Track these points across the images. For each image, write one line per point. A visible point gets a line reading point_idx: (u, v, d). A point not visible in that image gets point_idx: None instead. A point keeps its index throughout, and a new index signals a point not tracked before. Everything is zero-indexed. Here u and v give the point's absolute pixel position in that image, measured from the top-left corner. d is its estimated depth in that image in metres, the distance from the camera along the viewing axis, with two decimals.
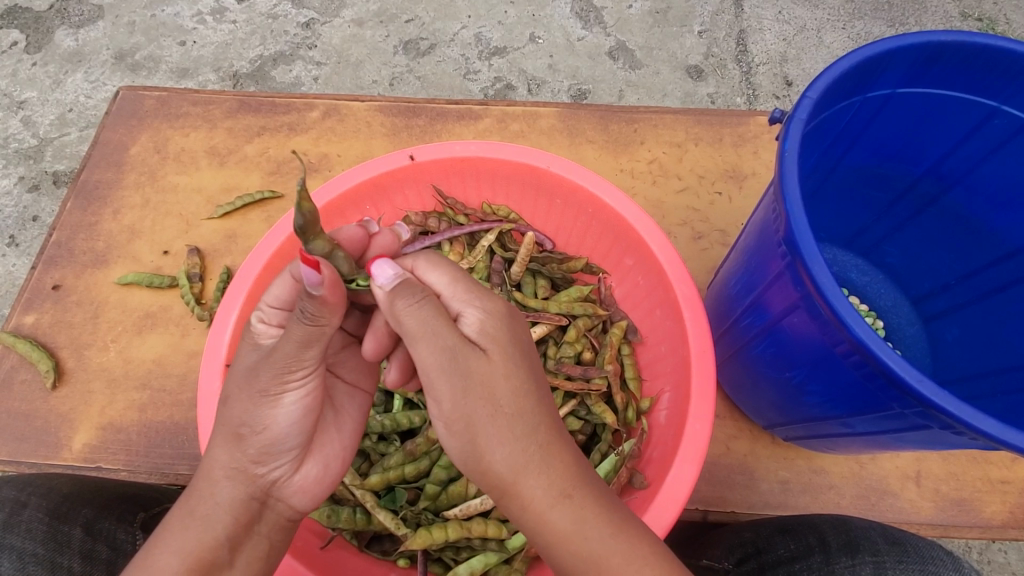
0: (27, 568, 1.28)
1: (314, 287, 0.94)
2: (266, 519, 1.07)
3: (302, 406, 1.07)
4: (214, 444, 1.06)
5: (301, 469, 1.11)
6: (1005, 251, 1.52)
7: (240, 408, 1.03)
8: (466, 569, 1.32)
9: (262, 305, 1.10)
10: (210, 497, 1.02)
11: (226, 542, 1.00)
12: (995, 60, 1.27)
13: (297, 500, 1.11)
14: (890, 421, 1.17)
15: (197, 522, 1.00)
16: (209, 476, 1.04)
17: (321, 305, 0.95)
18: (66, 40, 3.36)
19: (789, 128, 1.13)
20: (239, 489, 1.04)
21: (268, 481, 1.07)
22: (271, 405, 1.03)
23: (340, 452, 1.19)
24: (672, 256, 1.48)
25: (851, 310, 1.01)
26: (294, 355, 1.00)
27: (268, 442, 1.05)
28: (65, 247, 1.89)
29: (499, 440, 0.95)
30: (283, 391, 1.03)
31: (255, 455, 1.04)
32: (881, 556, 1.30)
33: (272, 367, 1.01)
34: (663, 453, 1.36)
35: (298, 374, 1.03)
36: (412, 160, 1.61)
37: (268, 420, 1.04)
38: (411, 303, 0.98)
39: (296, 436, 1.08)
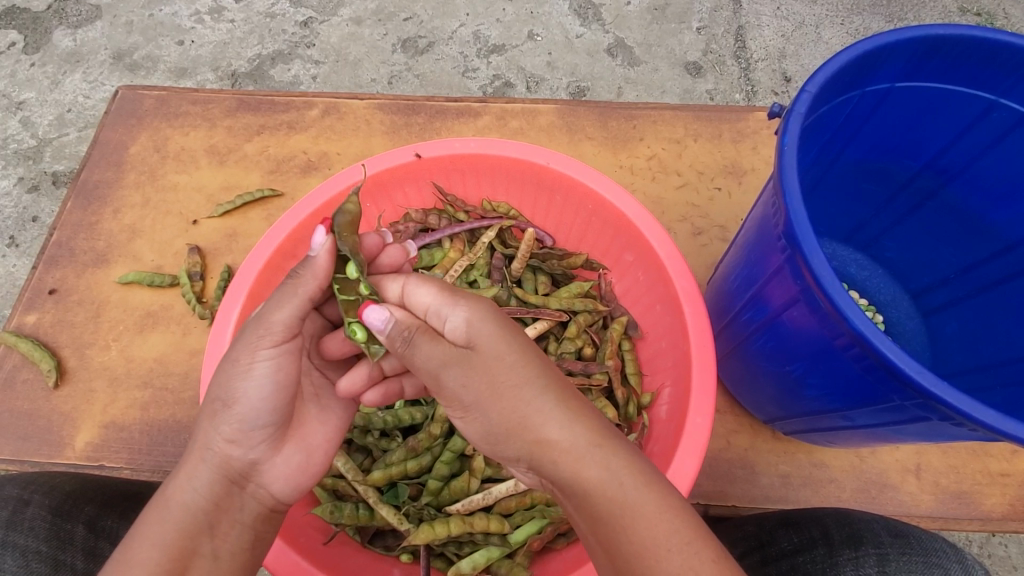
0: (31, 565, 1.29)
1: (316, 249, 1.07)
2: (247, 505, 1.09)
3: (275, 381, 1.07)
4: (199, 427, 1.09)
5: (280, 453, 1.12)
6: (1004, 244, 1.53)
7: (216, 385, 1.07)
8: (469, 563, 1.33)
9: None
10: (188, 479, 1.05)
11: (205, 526, 1.03)
12: (994, 53, 1.28)
13: (277, 485, 1.12)
14: (890, 414, 1.18)
15: (174, 508, 1.02)
16: (190, 457, 1.07)
17: (314, 268, 1.07)
18: (64, 40, 3.36)
19: (788, 121, 1.13)
20: (215, 470, 1.06)
21: (245, 462, 1.08)
22: (242, 376, 1.05)
23: (324, 443, 1.20)
24: (672, 251, 1.48)
25: (850, 303, 1.02)
26: (267, 322, 1.06)
27: (241, 419, 1.06)
28: (66, 247, 1.89)
29: (513, 412, 1.02)
30: (254, 361, 1.05)
31: (233, 435, 1.06)
32: (884, 549, 1.31)
33: (247, 337, 1.06)
34: (664, 448, 1.37)
35: (266, 344, 1.06)
36: (412, 157, 1.62)
37: (241, 393, 1.05)
38: (403, 344, 1.03)
39: (271, 414, 1.08)
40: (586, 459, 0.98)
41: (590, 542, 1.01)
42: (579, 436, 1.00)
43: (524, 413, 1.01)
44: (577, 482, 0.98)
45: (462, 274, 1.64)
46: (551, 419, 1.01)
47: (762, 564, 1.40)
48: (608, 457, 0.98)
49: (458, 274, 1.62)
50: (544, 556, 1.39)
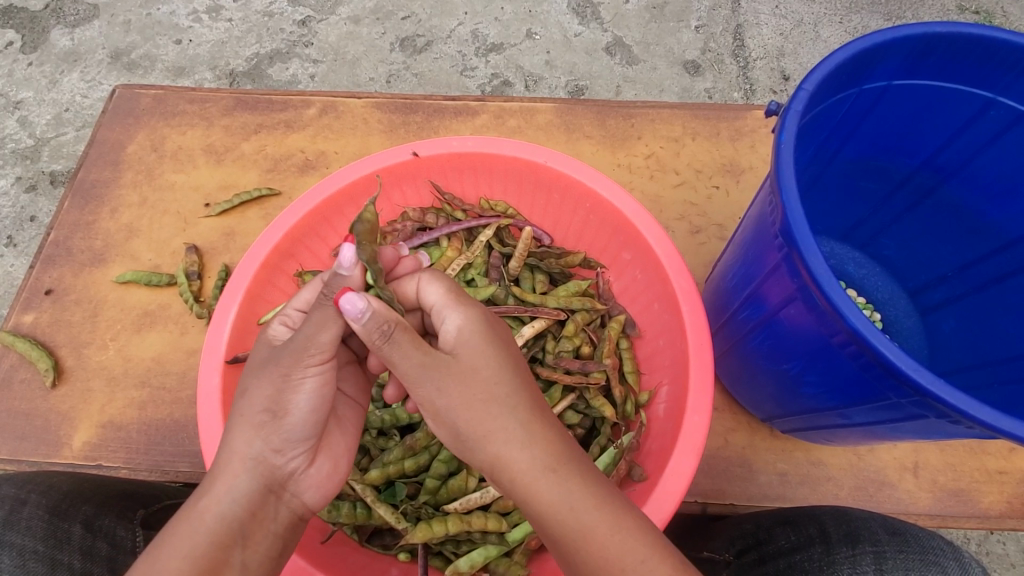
0: (28, 565, 1.29)
1: (344, 267, 1.05)
2: (281, 516, 1.08)
3: (319, 395, 1.08)
4: (232, 437, 1.06)
5: (314, 464, 1.12)
6: (1001, 242, 1.53)
7: (259, 395, 1.05)
8: (467, 561, 1.32)
9: (288, 308, 1.18)
10: (227, 490, 1.02)
11: (240, 536, 1.02)
12: (991, 51, 1.28)
13: (310, 495, 1.12)
14: (888, 412, 1.18)
15: (212, 519, 1.00)
16: (227, 466, 1.04)
17: (346, 285, 1.06)
18: (61, 40, 3.36)
19: (785, 119, 1.13)
20: (255, 483, 1.04)
21: (284, 473, 1.08)
22: (290, 390, 1.05)
23: (349, 451, 1.21)
24: (669, 248, 1.48)
25: (847, 300, 1.02)
26: (315, 338, 1.04)
27: (287, 431, 1.06)
28: (63, 246, 1.89)
29: (483, 423, 1.02)
30: (303, 375, 1.05)
31: (275, 446, 1.05)
32: (881, 547, 1.30)
33: (292, 350, 1.05)
34: (660, 445, 1.38)
35: (315, 359, 1.05)
36: (410, 156, 1.61)
37: (290, 407, 1.06)
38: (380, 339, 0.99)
39: (311, 426, 1.09)
40: (582, 453, 0.99)
41: (567, 541, 1.00)
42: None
43: (520, 411, 1.00)
44: (573, 476, 0.99)
45: (460, 273, 1.64)
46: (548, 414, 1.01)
47: (758, 562, 1.40)
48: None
49: (456, 273, 1.63)
50: (541, 555, 1.39)
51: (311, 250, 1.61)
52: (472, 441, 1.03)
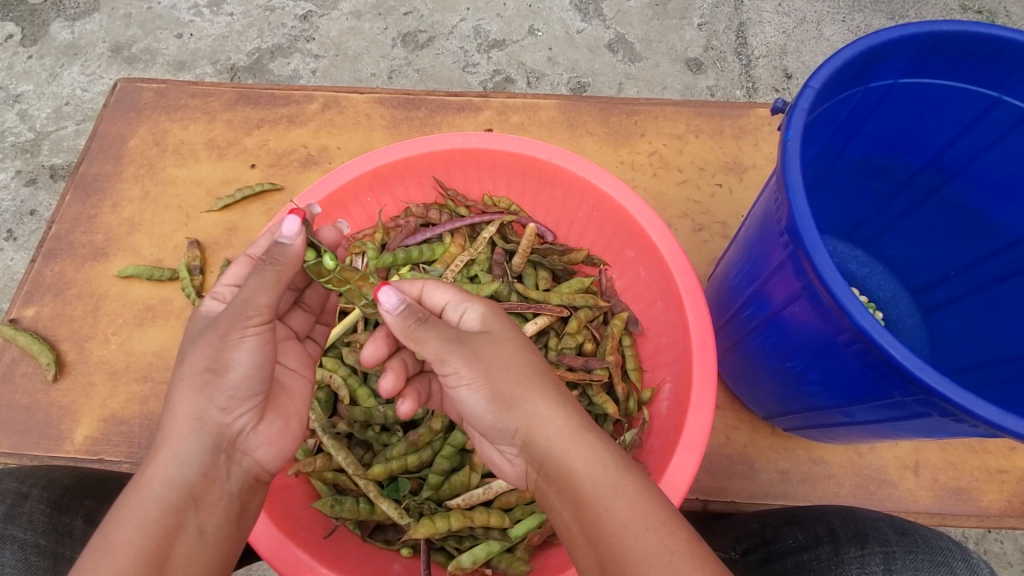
0: (30, 559, 1.30)
1: (287, 237, 1.07)
2: (235, 474, 1.09)
3: (261, 352, 1.09)
4: (176, 399, 1.06)
5: (263, 422, 1.13)
6: (1006, 241, 1.53)
7: (198, 357, 1.06)
8: (469, 557, 1.32)
9: (218, 287, 1.24)
10: (174, 454, 1.03)
11: (191, 499, 1.02)
12: (997, 50, 1.28)
13: (262, 452, 1.13)
14: (891, 410, 1.18)
15: (160, 487, 1.01)
16: (175, 432, 1.05)
17: (286, 253, 1.07)
18: (61, 33, 3.34)
19: (791, 117, 1.13)
20: (204, 442, 1.05)
21: (234, 432, 1.09)
22: (234, 347, 1.06)
23: (297, 410, 1.23)
24: (673, 246, 1.48)
25: (854, 299, 1.02)
26: (255, 300, 1.07)
27: (232, 387, 1.07)
28: (64, 240, 1.89)
29: (515, 387, 1.06)
30: (244, 335, 1.07)
31: (223, 402, 1.07)
32: (890, 546, 1.32)
33: (230, 313, 1.06)
34: (664, 443, 1.37)
35: (254, 321, 1.07)
36: (413, 152, 1.61)
37: (234, 363, 1.06)
38: (417, 325, 1.08)
39: (257, 385, 1.10)
40: (570, 447, 1.02)
41: (570, 531, 1.02)
42: (561, 425, 1.04)
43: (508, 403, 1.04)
44: (562, 466, 1.02)
45: (463, 270, 1.63)
46: (539, 408, 1.05)
47: (765, 561, 1.40)
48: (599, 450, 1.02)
49: (460, 270, 1.62)
50: (543, 550, 1.40)
51: None
52: (504, 407, 1.06)
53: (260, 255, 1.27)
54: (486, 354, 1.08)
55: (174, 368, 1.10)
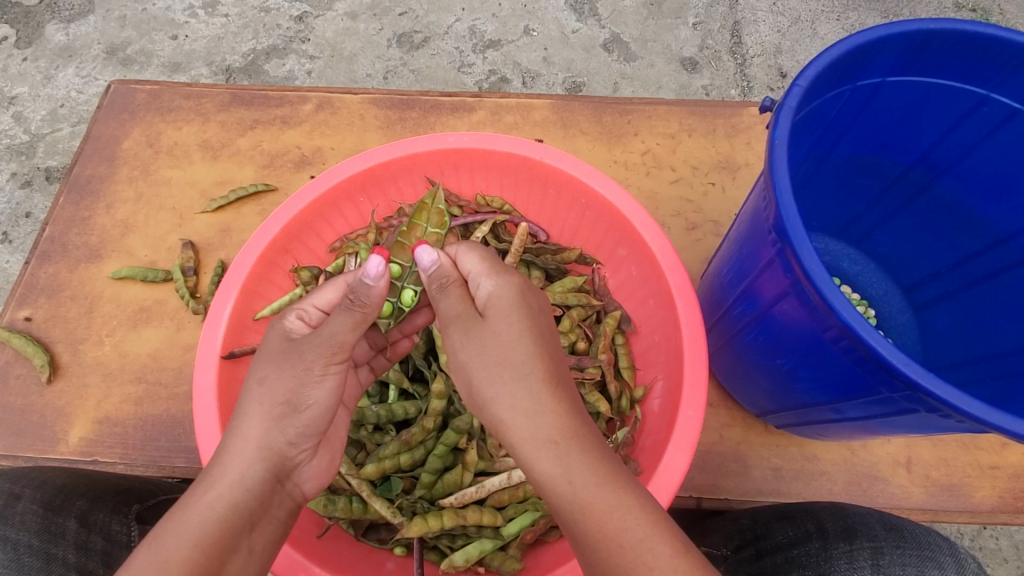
0: (23, 560, 1.31)
1: (371, 278, 1.07)
2: (284, 504, 1.09)
3: (335, 393, 1.13)
4: (247, 424, 1.06)
5: (317, 456, 1.15)
6: (995, 238, 1.53)
7: (280, 386, 1.08)
8: (461, 556, 1.33)
9: (309, 305, 1.19)
10: (240, 478, 1.02)
11: (247, 524, 1.01)
12: (984, 48, 1.28)
13: (310, 486, 1.13)
14: (880, 406, 1.18)
15: (224, 507, 0.99)
16: (242, 455, 1.04)
17: (370, 295, 1.09)
18: (56, 35, 3.34)
19: (779, 115, 1.13)
20: (268, 471, 1.05)
21: (292, 464, 1.09)
22: (315, 383, 1.10)
23: (340, 444, 1.24)
24: (665, 244, 1.49)
25: (840, 295, 1.02)
26: (338, 334, 1.09)
27: (303, 423, 1.10)
28: (58, 242, 1.89)
29: (491, 383, 1.04)
30: (326, 372, 1.10)
31: (292, 435, 1.08)
32: (878, 542, 1.32)
33: (320, 346, 1.09)
34: (655, 441, 1.38)
35: (339, 360, 1.11)
36: (406, 152, 1.62)
37: (313, 398, 1.10)
38: (437, 290, 1.13)
39: (324, 423, 1.13)
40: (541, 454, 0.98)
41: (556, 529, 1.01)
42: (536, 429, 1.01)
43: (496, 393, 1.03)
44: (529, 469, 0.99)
45: None
46: (504, 407, 1.02)
47: (755, 557, 1.41)
48: (570, 461, 0.97)
49: None
50: (535, 549, 1.40)
51: (306, 245, 1.63)
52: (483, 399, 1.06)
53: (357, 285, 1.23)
54: (477, 339, 1.07)
55: (245, 390, 1.10)
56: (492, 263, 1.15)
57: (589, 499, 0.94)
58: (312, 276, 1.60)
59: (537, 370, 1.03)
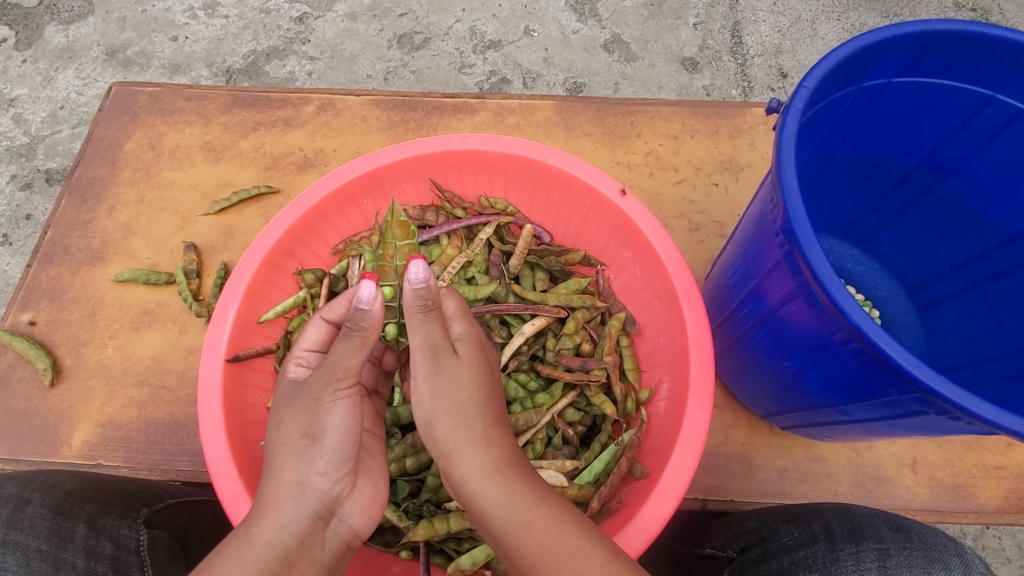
0: (33, 564, 1.30)
1: (366, 301, 1.11)
2: (329, 543, 1.07)
3: (354, 420, 1.13)
4: (274, 465, 1.08)
5: (357, 487, 1.14)
6: (1000, 238, 1.53)
7: (295, 422, 1.09)
8: (468, 559, 1.31)
9: (299, 350, 1.22)
10: (276, 517, 1.03)
11: (286, 563, 1.00)
12: (989, 50, 1.28)
13: (357, 520, 1.12)
14: (887, 408, 1.18)
15: (262, 547, 0.99)
16: (276, 496, 1.05)
17: (368, 318, 1.12)
18: (56, 37, 3.33)
19: (786, 116, 1.13)
20: (303, 507, 1.05)
21: (330, 497, 1.08)
22: (327, 411, 1.10)
23: (382, 472, 1.22)
24: (670, 245, 1.49)
25: (848, 298, 1.02)
26: (343, 362, 1.11)
27: (329, 452, 1.09)
28: (60, 245, 1.88)
29: (449, 422, 1.07)
30: (336, 399, 1.11)
31: (320, 466, 1.08)
32: (886, 543, 1.32)
33: (324, 374, 1.11)
34: (662, 443, 1.38)
35: (347, 384, 1.12)
36: (410, 154, 1.61)
37: (329, 426, 1.10)
38: (420, 311, 1.11)
39: (350, 449, 1.12)
40: None
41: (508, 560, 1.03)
42: None
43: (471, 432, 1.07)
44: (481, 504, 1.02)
45: (461, 271, 1.63)
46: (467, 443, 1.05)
47: (761, 559, 1.40)
48: (515, 485, 1.02)
49: (457, 271, 1.62)
50: None
51: (309, 247, 1.63)
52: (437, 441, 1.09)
53: (336, 318, 1.24)
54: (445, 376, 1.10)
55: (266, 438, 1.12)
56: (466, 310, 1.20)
57: (530, 519, 0.99)
58: (317, 279, 1.58)
59: (490, 411, 1.09)
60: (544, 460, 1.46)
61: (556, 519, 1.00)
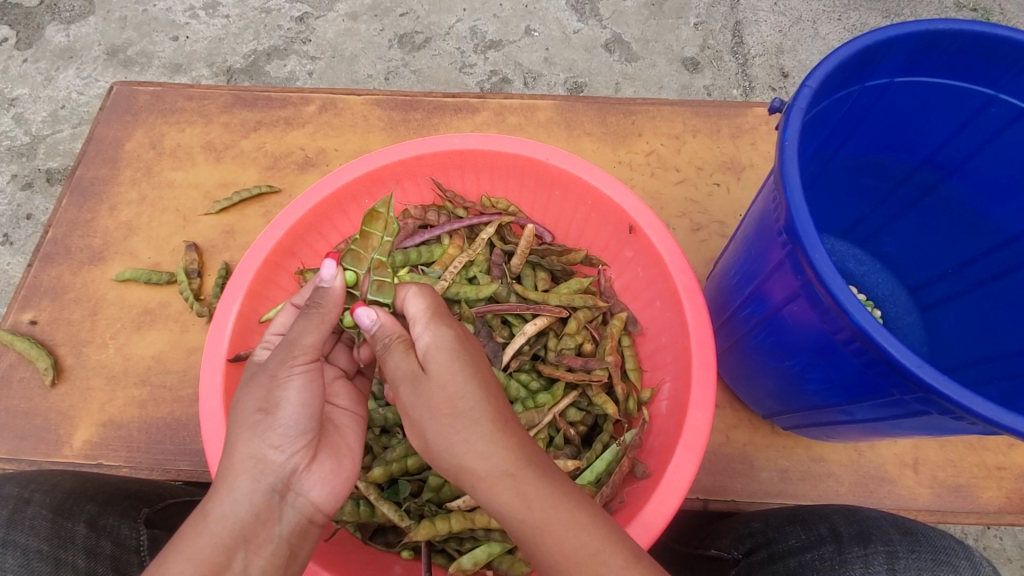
0: (32, 564, 1.30)
1: (327, 280, 1.12)
2: (287, 517, 1.06)
3: (310, 393, 1.11)
4: (232, 440, 1.08)
5: (316, 462, 1.12)
6: (1003, 238, 1.53)
7: (251, 398, 1.09)
8: (470, 559, 1.31)
9: (267, 334, 1.24)
10: (229, 491, 1.03)
11: (240, 537, 1.00)
12: (993, 49, 1.28)
13: (316, 494, 1.11)
14: (890, 408, 1.18)
15: (216, 523, 1.00)
16: (230, 470, 1.05)
17: (327, 297, 1.12)
18: (57, 36, 3.33)
19: (789, 116, 1.13)
20: (257, 481, 1.05)
21: (286, 471, 1.07)
22: (280, 386, 1.09)
23: (350, 449, 1.21)
24: (672, 245, 1.48)
25: (851, 297, 1.02)
26: (300, 339, 1.11)
27: (284, 426, 1.08)
28: (61, 244, 1.88)
29: (450, 434, 1.04)
30: (290, 374, 1.10)
31: (273, 440, 1.07)
32: (893, 545, 1.32)
33: (280, 352, 1.11)
34: (664, 443, 1.37)
35: (301, 359, 1.11)
36: (411, 153, 1.61)
37: (282, 400, 1.09)
38: (383, 346, 1.14)
39: (307, 422, 1.10)
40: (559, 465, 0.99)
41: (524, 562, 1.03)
42: None
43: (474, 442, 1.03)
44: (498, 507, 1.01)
45: (462, 271, 1.63)
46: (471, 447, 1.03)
47: (768, 561, 1.40)
48: (527, 487, 1.01)
49: (458, 271, 1.61)
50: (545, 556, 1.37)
51: (311, 247, 1.63)
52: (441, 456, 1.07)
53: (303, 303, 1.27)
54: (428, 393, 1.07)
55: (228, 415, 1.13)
56: (435, 313, 1.15)
57: (537, 525, 0.99)
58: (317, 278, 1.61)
59: (486, 412, 1.05)
60: None
61: (558, 519, 1.00)
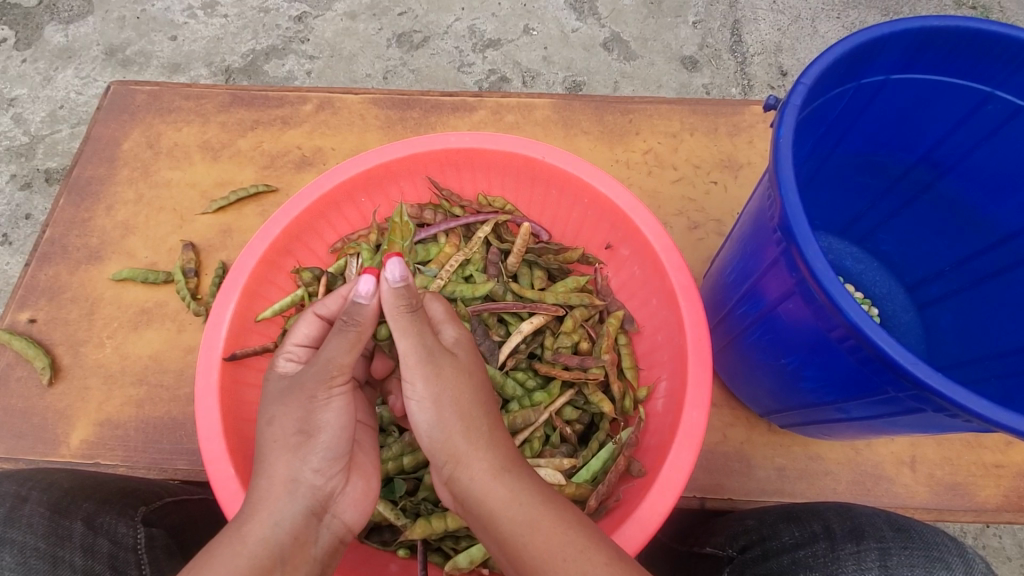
0: (29, 562, 1.31)
1: (362, 297, 1.13)
2: (323, 539, 1.07)
3: (346, 415, 1.13)
4: (269, 462, 1.07)
5: (350, 483, 1.14)
6: (1000, 236, 1.53)
7: (289, 419, 1.09)
8: (465, 557, 1.31)
9: (290, 344, 1.22)
10: (268, 513, 1.02)
11: (280, 559, 0.99)
12: (988, 46, 1.27)
13: (349, 515, 1.12)
14: (886, 406, 1.18)
15: (256, 544, 0.98)
16: (268, 492, 1.04)
17: (362, 313, 1.13)
18: (55, 36, 3.33)
19: (783, 114, 1.12)
20: (298, 504, 1.05)
21: (324, 494, 1.08)
22: (321, 409, 1.11)
23: (375, 468, 1.23)
24: (668, 244, 1.48)
25: (845, 294, 1.02)
26: (336, 358, 1.11)
27: (323, 448, 1.10)
28: (58, 244, 1.88)
29: (456, 422, 1.08)
30: (330, 396, 1.12)
31: (313, 463, 1.08)
32: (886, 543, 1.32)
33: (318, 371, 1.11)
34: (660, 442, 1.37)
35: (340, 381, 1.13)
36: (407, 152, 1.61)
37: (323, 423, 1.10)
38: (406, 310, 1.12)
39: (342, 445, 1.12)
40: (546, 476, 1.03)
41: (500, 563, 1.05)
42: None
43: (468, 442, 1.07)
44: (481, 505, 1.03)
45: (458, 270, 1.62)
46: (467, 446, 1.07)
47: (761, 558, 1.40)
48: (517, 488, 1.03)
49: (454, 270, 1.61)
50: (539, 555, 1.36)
51: (308, 247, 1.63)
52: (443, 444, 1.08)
53: (328, 314, 1.25)
54: (447, 375, 1.11)
55: (258, 434, 1.12)
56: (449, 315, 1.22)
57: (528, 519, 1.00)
58: (314, 277, 1.59)
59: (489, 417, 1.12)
60: (542, 458, 1.45)
61: (531, 520, 1.00)
